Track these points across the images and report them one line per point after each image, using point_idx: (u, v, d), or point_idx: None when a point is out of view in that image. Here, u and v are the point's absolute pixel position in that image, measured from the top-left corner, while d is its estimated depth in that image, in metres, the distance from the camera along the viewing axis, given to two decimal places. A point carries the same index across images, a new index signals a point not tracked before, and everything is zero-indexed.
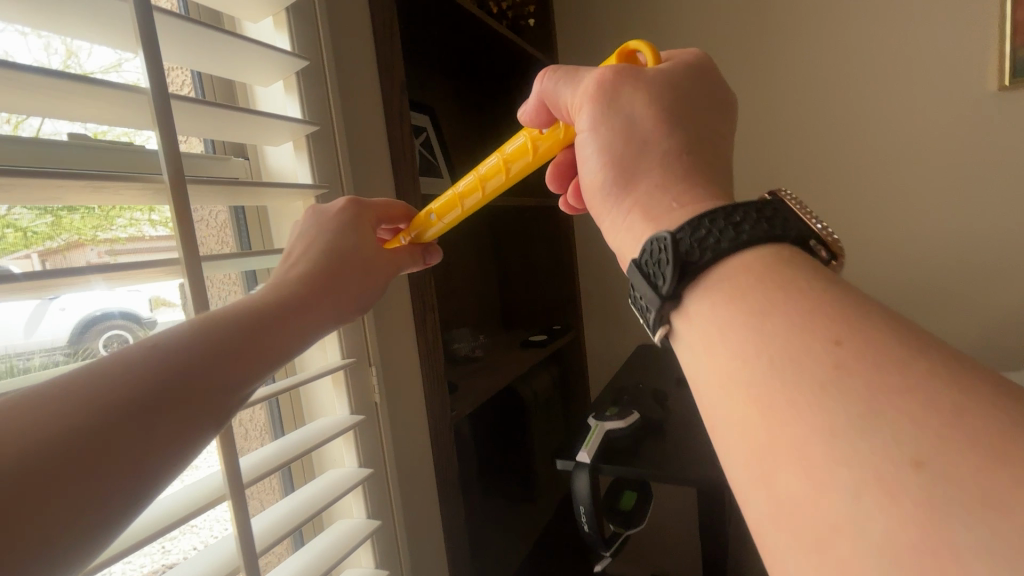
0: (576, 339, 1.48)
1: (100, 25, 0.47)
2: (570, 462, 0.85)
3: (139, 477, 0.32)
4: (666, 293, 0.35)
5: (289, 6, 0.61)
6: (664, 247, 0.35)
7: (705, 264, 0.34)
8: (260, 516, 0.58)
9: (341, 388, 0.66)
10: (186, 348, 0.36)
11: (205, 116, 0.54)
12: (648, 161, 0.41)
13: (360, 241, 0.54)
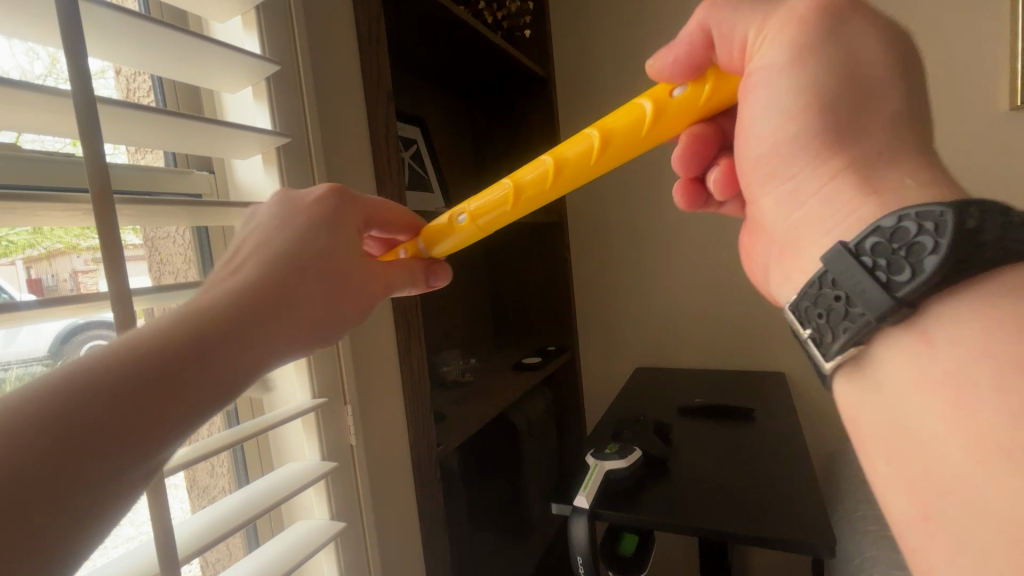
0: (571, 362, 1.41)
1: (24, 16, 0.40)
2: (566, 506, 0.78)
3: (23, 570, 0.24)
4: (904, 290, 0.30)
5: (260, 4, 0.55)
6: (927, 226, 0.30)
7: (989, 245, 0.28)
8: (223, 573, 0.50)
9: (313, 430, 0.59)
10: (104, 383, 0.28)
11: (159, 125, 0.47)
12: (869, 123, 0.37)
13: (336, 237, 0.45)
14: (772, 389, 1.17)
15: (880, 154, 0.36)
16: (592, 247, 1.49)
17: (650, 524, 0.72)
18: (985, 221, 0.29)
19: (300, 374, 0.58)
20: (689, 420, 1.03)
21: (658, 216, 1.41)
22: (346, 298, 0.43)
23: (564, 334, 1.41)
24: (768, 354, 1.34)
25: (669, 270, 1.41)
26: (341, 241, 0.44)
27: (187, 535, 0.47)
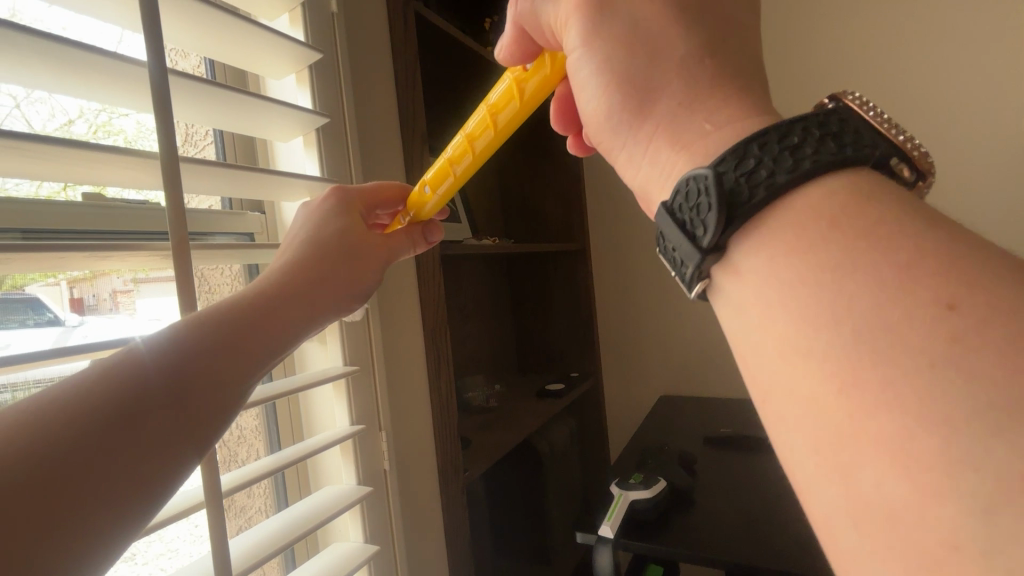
0: (594, 388, 1.42)
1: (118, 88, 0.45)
2: (591, 535, 0.79)
3: (131, 500, 0.31)
4: (707, 245, 0.26)
5: (313, 64, 0.61)
6: (703, 187, 0.27)
7: (756, 203, 0.25)
8: (254, 531, 0.54)
9: (350, 456, 0.62)
10: (157, 371, 0.34)
11: (220, 176, 0.52)
12: (661, 74, 0.31)
13: (342, 228, 0.51)
14: None
15: (677, 109, 0.31)
16: (615, 275, 1.51)
17: (675, 554, 0.72)
18: (761, 162, 0.26)
19: (340, 402, 0.62)
20: (715, 450, 1.03)
21: None
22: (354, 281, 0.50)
23: (588, 360, 1.42)
24: None
25: (693, 298, 1.42)
26: (341, 231, 0.50)
27: (236, 554, 0.50)
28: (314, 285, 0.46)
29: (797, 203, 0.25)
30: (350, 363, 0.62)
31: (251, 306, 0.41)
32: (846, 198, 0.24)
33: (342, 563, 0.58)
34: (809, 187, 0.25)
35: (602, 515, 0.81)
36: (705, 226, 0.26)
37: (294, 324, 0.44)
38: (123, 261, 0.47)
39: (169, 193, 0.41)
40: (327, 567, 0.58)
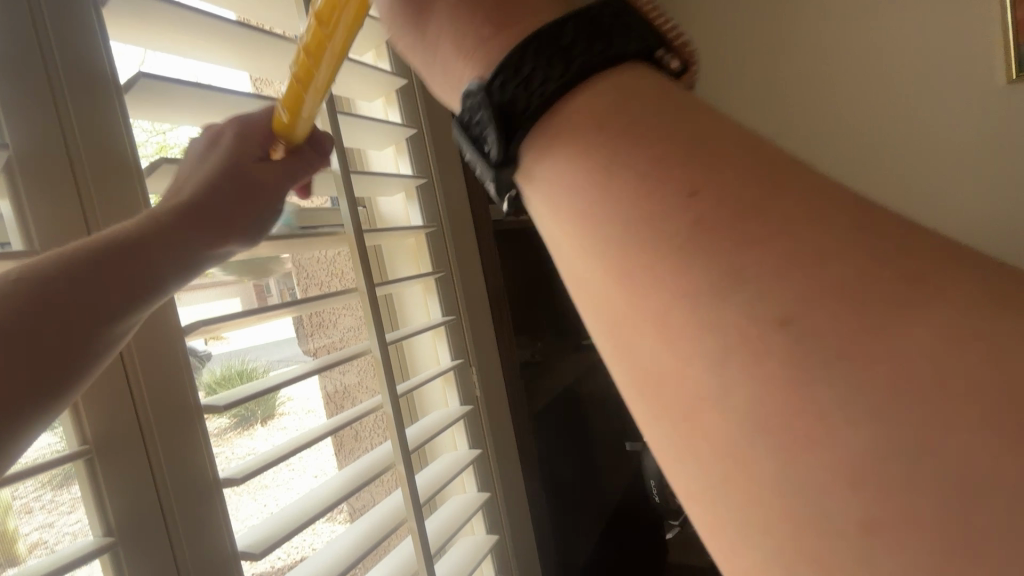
0: (625, 341, 1.59)
1: None
2: (638, 443, 0.98)
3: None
4: (495, 159, 0.29)
5: (397, 88, 0.78)
6: (478, 101, 0.29)
7: (532, 113, 0.27)
8: (416, 425, 0.77)
9: (453, 384, 0.82)
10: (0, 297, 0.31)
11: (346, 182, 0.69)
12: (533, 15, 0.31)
13: (243, 151, 0.46)
14: None
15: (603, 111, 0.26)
16: None
17: None
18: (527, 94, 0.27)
19: (440, 344, 0.81)
20: None
21: None
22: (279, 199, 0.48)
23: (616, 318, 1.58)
24: None
25: None
26: (245, 150, 0.47)
27: (415, 433, 0.74)
28: (236, 201, 0.45)
29: (578, 105, 0.26)
30: (447, 314, 0.81)
31: (128, 232, 0.39)
32: (611, 98, 0.26)
33: (455, 464, 0.79)
34: (600, 79, 0.27)
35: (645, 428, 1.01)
36: (491, 144, 0.29)
37: (196, 254, 0.42)
38: (316, 245, 0.67)
39: (345, 196, 0.61)
40: (445, 467, 0.78)
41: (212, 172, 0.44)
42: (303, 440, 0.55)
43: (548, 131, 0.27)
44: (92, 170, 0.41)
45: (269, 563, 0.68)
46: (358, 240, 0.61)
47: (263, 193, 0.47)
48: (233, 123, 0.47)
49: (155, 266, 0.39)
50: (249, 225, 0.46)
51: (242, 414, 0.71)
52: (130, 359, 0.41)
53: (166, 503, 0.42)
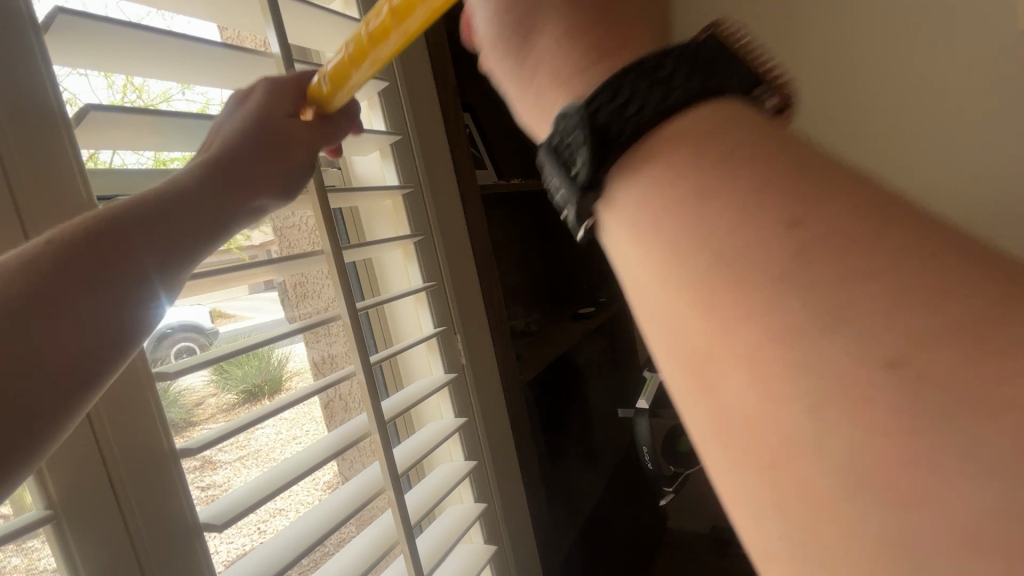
0: (623, 308, 1.55)
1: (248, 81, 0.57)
2: (631, 410, 0.96)
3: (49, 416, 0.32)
4: (581, 181, 0.26)
5: None
6: (573, 120, 0.27)
7: (625, 138, 0.25)
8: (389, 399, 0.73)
9: (436, 352, 0.79)
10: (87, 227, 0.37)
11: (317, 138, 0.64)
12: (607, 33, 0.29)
13: (277, 111, 0.51)
14: None
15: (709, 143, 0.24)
16: None
17: None
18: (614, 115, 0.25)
19: (421, 311, 0.78)
20: None
21: None
22: (309, 159, 0.53)
23: (614, 285, 1.54)
24: None
25: None
26: (276, 113, 0.51)
27: (388, 406, 0.69)
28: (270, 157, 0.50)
29: (681, 129, 0.25)
30: (428, 280, 0.77)
31: (185, 182, 0.44)
32: (706, 128, 0.24)
33: (439, 432, 0.77)
34: (695, 109, 0.25)
35: (639, 394, 0.99)
36: (577, 164, 0.27)
37: (240, 204, 0.47)
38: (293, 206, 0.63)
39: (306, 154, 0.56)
40: (429, 435, 0.76)
41: (250, 131, 0.49)
42: (274, 408, 0.52)
43: (640, 161, 0.25)
44: (14, 134, 0.37)
45: (270, 534, 0.69)
46: (321, 196, 0.57)
47: (293, 152, 0.51)
48: (266, 85, 0.52)
49: (209, 211, 0.44)
50: (283, 182, 0.51)
51: (251, 390, 0.75)
52: None
53: (115, 471, 0.40)
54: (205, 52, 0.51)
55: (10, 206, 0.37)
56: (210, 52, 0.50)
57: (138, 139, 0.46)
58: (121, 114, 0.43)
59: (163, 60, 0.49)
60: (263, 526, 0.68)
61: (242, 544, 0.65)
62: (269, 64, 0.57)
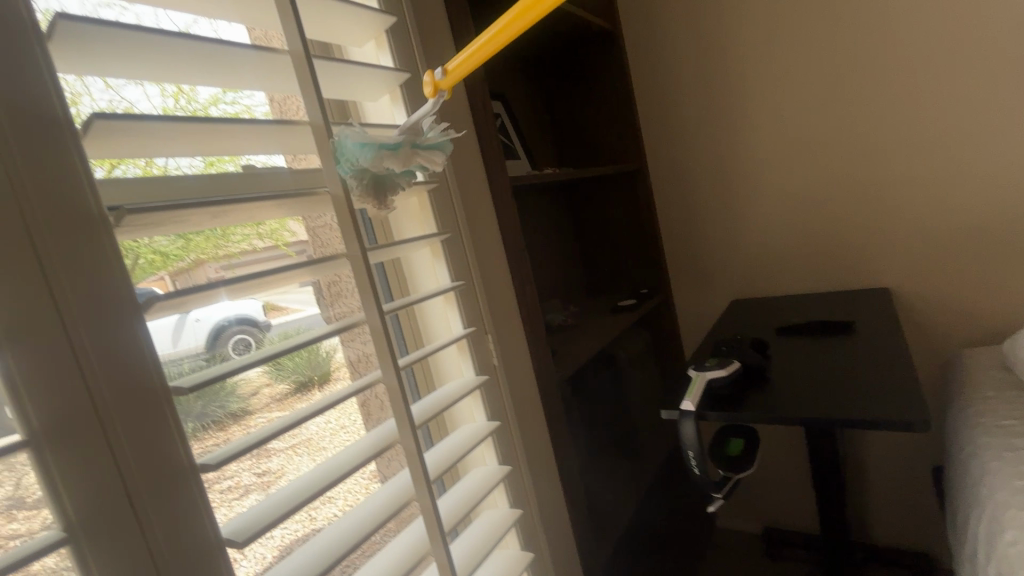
0: (666, 300, 1.47)
1: (266, 80, 0.56)
2: (675, 412, 0.90)
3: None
4: None
5: (388, 28, 0.69)
6: None
7: None
8: (417, 403, 0.70)
9: (467, 354, 0.76)
10: None
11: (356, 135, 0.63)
12: None
13: None
14: (878, 304, 1.19)
15: None
16: (675, 191, 1.54)
17: (751, 418, 0.83)
18: None
19: (451, 311, 0.75)
20: (786, 338, 1.11)
21: (741, 151, 1.44)
22: None
23: (656, 276, 1.46)
24: (870, 274, 1.36)
25: (754, 203, 1.46)
26: None
27: (416, 410, 0.67)
28: None
29: None
30: (457, 279, 0.74)
31: None
32: None
33: (472, 435, 0.74)
34: None
35: (684, 395, 0.93)
36: None
37: None
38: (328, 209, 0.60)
39: (326, 152, 0.53)
40: (462, 438, 0.74)
41: None
42: (297, 418, 0.51)
43: None
44: (17, 134, 0.36)
45: (322, 520, 0.67)
46: (346, 195, 0.54)
47: None
48: None
49: None
50: None
51: (301, 380, 0.75)
52: (80, 345, 0.37)
53: (134, 492, 0.39)
54: (228, 54, 0.50)
55: (21, 221, 0.36)
56: (228, 52, 0.50)
57: (165, 145, 0.46)
58: (161, 122, 0.43)
59: (175, 61, 0.48)
60: (314, 514, 0.67)
61: (297, 530, 0.64)
62: (286, 61, 0.55)
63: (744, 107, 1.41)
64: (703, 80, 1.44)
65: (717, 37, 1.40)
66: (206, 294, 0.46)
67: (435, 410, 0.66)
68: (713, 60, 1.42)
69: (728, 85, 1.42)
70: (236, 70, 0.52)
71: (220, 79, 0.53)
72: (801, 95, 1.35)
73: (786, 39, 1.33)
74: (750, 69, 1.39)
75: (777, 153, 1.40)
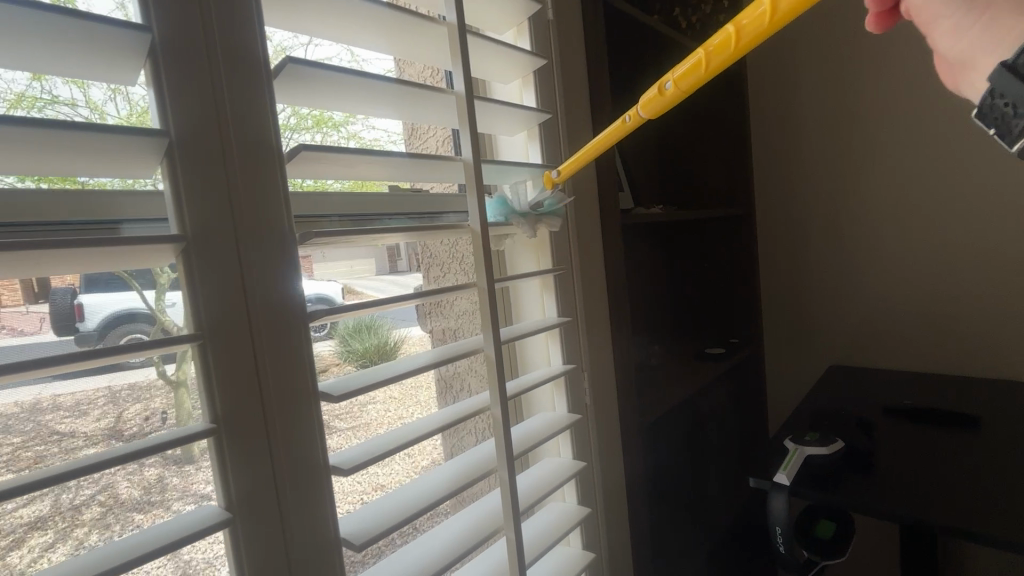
0: (757, 355, 1.40)
1: (432, 115, 0.62)
2: (764, 481, 0.86)
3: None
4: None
5: (536, 71, 0.73)
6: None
7: None
8: (516, 428, 0.73)
9: (562, 390, 0.77)
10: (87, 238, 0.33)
11: (493, 170, 0.68)
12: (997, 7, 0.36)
13: None
14: (1010, 399, 1.06)
15: None
16: (781, 242, 1.48)
17: (853, 506, 0.77)
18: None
19: (553, 345, 0.77)
20: (897, 421, 1.01)
21: (863, 209, 1.35)
22: None
23: (749, 328, 1.40)
24: (1000, 362, 1.22)
25: (871, 267, 1.36)
26: None
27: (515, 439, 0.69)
28: None
29: None
30: (563, 315, 0.76)
31: None
32: None
33: (558, 471, 0.75)
34: None
35: (776, 465, 0.88)
36: None
37: None
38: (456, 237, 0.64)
39: (476, 190, 0.58)
40: (548, 472, 0.75)
41: None
42: (419, 431, 0.54)
43: None
44: (242, 154, 0.42)
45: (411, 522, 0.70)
46: (482, 231, 0.58)
47: None
48: None
49: None
50: None
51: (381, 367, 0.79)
52: (261, 346, 0.42)
53: (281, 483, 0.43)
54: (406, 93, 0.56)
55: (232, 234, 0.41)
56: (405, 92, 0.55)
57: (345, 171, 0.52)
58: (350, 153, 0.49)
59: (358, 96, 0.53)
60: None
61: None
62: (451, 101, 0.60)
63: (874, 164, 1.32)
64: (829, 131, 1.37)
65: (853, 88, 1.33)
66: (362, 309, 0.51)
67: (533, 440, 0.68)
68: (845, 112, 1.34)
69: (857, 140, 1.34)
70: (408, 105, 0.58)
71: (386, 110, 0.58)
72: (944, 158, 1.23)
73: (934, 97, 1.23)
74: (886, 125, 1.29)
75: (904, 217, 1.30)
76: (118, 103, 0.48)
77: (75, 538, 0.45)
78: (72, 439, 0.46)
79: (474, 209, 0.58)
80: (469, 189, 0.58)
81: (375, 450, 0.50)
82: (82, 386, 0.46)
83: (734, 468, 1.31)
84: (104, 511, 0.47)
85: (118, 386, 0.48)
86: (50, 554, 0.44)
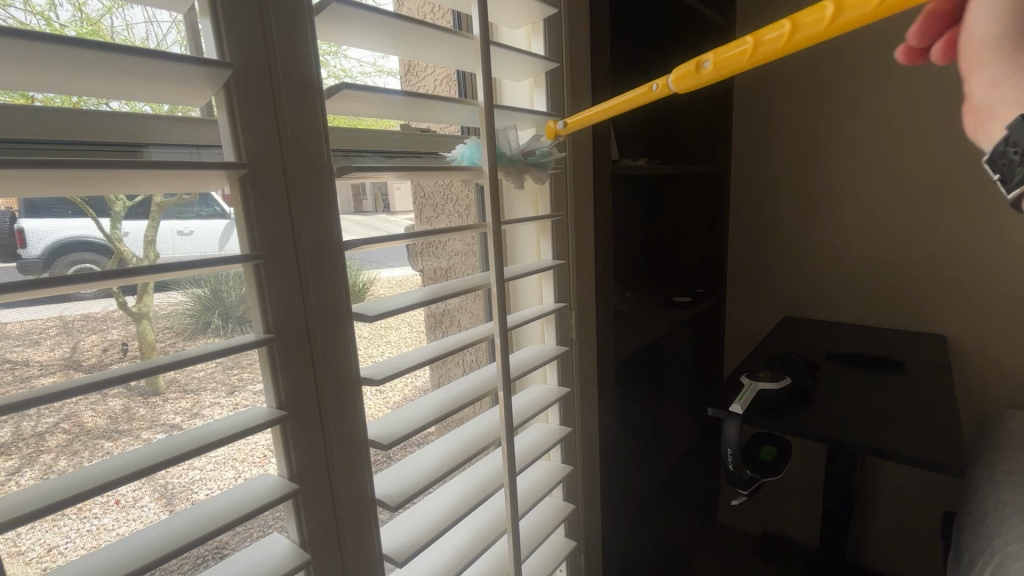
0: (720, 304, 1.52)
1: (450, 56, 0.64)
2: (721, 411, 0.98)
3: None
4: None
5: (546, 18, 0.75)
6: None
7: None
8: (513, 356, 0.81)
9: (552, 325, 0.85)
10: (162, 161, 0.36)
11: (503, 115, 0.71)
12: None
13: None
14: (932, 349, 1.21)
15: None
16: (753, 200, 1.57)
17: (793, 432, 0.90)
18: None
19: (545, 284, 0.84)
20: (836, 365, 1.15)
21: (829, 173, 1.44)
22: None
23: (715, 279, 1.51)
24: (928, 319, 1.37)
25: (829, 227, 1.46)
26: None
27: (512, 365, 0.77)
28: None
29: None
30: (556, 257, 0.82)
31: None
32: None
33: (545, 395, 0.83)
34: None
35: (732, 398, 1.00)
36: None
37: None
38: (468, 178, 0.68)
39: (490, 134, 0.62)
40: (536, 396, 0.84)
41: None
42: (429, 352, 0.61)
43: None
44: (289, 88, 0.44)
45: None
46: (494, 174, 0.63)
47: None
48: None
49: None
50: None
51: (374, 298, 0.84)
52: (305, 268, 0.47)
53: (321, 390, 0.49)
54: (430, 35, 0.58)
55: (280, 164, 0.44)
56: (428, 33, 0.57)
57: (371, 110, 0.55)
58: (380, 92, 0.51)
59: (382, 35, 0.55)
60: None
61: None
62: (469, 45, 0.63)
63: (843, 130, 1.40)
64: (807, 95, 1.43)
65: (833, 54, 1.38)
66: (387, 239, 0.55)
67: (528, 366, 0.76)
68: (823, 78, 1.40)
69: (832, 105, 1.40)
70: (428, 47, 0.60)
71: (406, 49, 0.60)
72: (906, 128, 1.31)
73: (905, 69, 1.29)
74: (859, 93, 1.36)
75: (864, 183, 1.39)
76: (62, 9, 0.45)
77: (43, 464, 0.44)
78: (26, 367, 0.43)
79: (486, 152, 0.62)
80: (484, 133, 0.61)
81: (399, 365, 0.56)
82: (38, 312, 0.44)
83: (691, 403, 1.45)
84: (71, 438, 0.46)
85: (71, 314, 0.46)
86: (16, 478, 0.43)
